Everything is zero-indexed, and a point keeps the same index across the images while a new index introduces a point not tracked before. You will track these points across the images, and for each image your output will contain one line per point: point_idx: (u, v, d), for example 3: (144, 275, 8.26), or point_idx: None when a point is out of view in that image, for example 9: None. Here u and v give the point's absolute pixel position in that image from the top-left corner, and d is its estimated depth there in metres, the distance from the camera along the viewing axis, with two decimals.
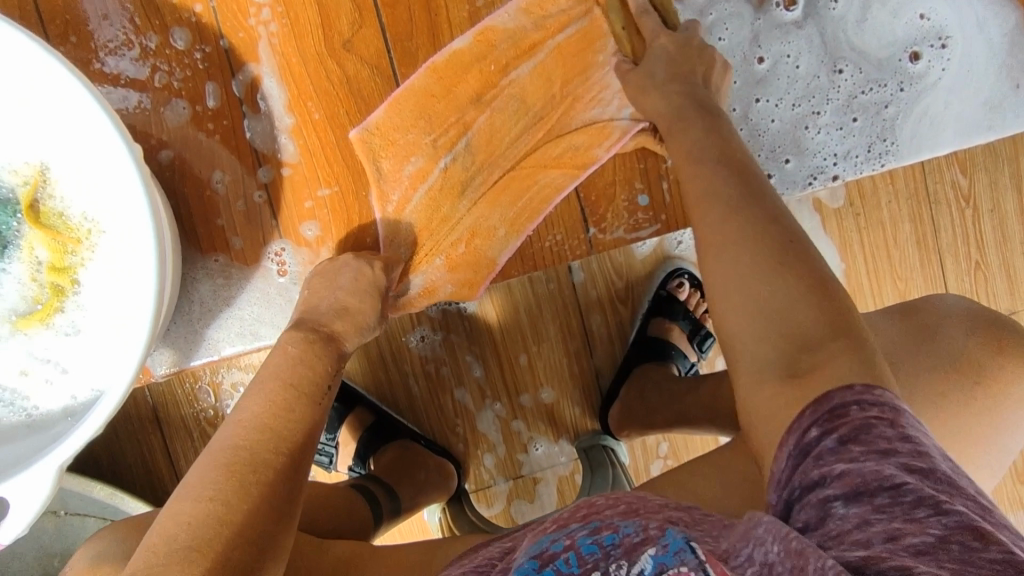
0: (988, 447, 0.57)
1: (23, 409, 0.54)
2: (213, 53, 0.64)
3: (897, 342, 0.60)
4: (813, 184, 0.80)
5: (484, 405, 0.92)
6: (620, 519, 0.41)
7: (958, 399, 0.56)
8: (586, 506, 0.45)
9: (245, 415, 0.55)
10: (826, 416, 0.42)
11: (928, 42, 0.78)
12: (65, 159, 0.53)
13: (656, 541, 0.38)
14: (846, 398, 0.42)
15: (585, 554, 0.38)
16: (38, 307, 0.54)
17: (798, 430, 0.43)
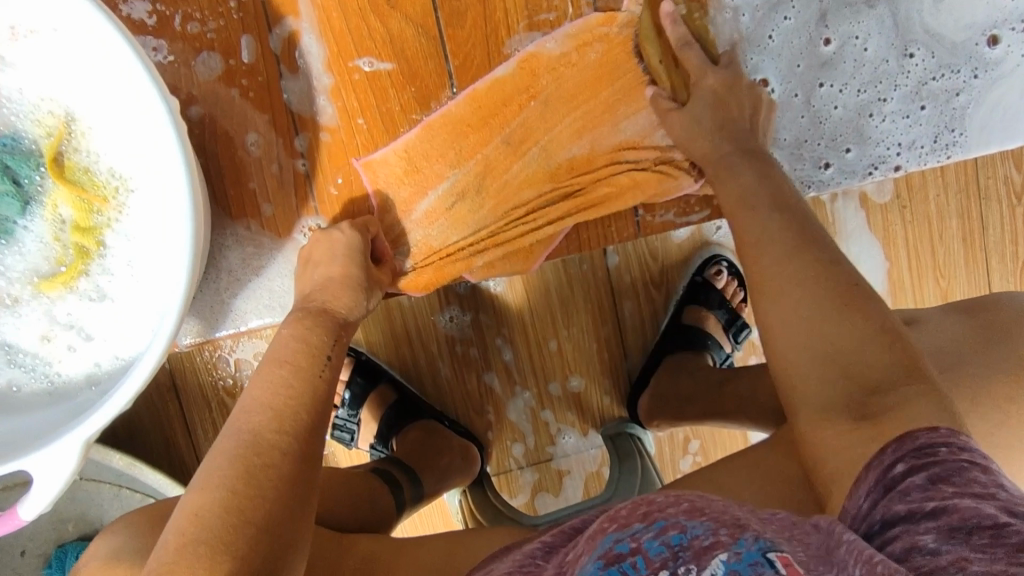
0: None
1: (45, 375, 0.51)
2: (249, 3, 0.60)
3: (961, 340, 0.54)
4: (873, 174, 0.75)
5: (514, 391, 0.89)
6: (688, 517, 0.36)
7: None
8: (644, 501, 0.39)
9: (245, 402, 0.50)
10: (912, 454, 0.38)
11: (1008, 25, 0.73)
12: (92, 110, 0.50)
13: (728, 546, 0.34)
14: (933, 438, 0.38)
15: (653, 554, 0.34)
16: (61, 269, 0.51)
17: (887, 465, 0.38)
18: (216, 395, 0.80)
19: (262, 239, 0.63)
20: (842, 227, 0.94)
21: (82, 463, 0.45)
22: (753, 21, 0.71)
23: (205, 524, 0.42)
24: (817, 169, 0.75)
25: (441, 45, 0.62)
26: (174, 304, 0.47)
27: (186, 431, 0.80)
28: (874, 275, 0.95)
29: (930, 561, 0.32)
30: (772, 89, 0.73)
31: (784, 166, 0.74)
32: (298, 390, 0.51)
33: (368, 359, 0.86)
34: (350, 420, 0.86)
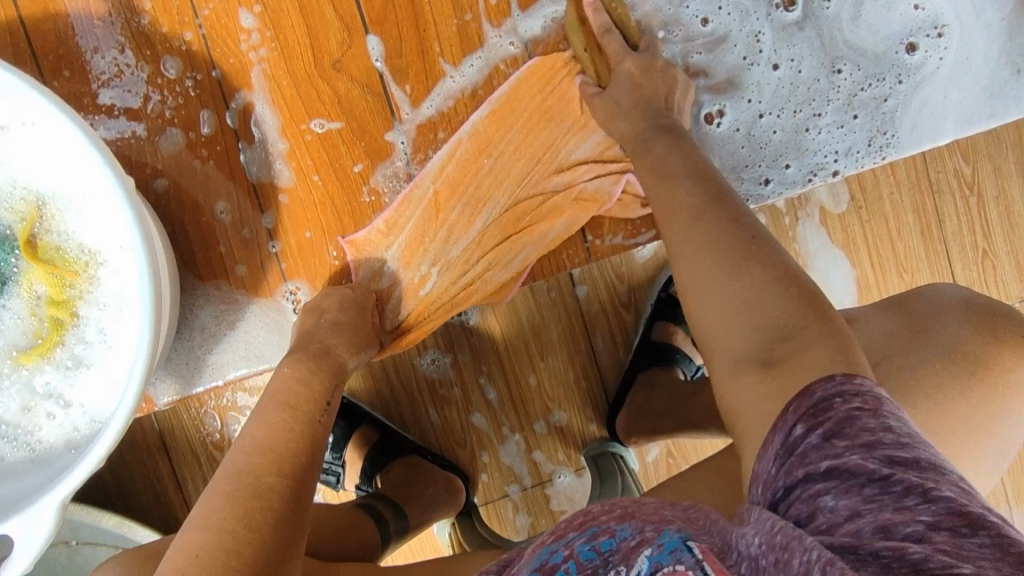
0: (1006, 438, 0.55)
1: (27, 444, 0.54)
2: (204, 80, 0.64)
3: (889, 336, 0.57)
4: (812, 181, 0.79)
5: (506, 436, 0.92)
6: (618, 521, 0.41)
7: (963, 389, 0.54)
8: (582, 514, 0.43)
9: (246, 440, 0.53)
10: (809, 413, 0.41)
11: (924, 33, 0.77)
12: (60, 193, 0.54)
13: (652, 541, 0.38)
14: (828, 392, 0.41)
15: (584, 561, 0.38)
16: (38, 341, 0.54)
17: (782, 425, 0.42)
18: (205, 450, 0.82)
19: (232, 299, 0.67)
20: (807, 248, 0.97)
21: (60, 524, 0.48)
22: (697, 32, 0.76)
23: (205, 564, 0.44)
24: (757, 185, 0.78)
25: (388, 101, 0.67)
26: (143, 365, 0.50)
27: (177, 487, 0.82)
28: (839, 278, 0.98)
29: (831, 518, 0.36)
30: (724, 112, 0.77)
31: (728, 182, 0.78)
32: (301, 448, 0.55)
33: (351, 404, 0.88)
34: (335, 463, 0.88)
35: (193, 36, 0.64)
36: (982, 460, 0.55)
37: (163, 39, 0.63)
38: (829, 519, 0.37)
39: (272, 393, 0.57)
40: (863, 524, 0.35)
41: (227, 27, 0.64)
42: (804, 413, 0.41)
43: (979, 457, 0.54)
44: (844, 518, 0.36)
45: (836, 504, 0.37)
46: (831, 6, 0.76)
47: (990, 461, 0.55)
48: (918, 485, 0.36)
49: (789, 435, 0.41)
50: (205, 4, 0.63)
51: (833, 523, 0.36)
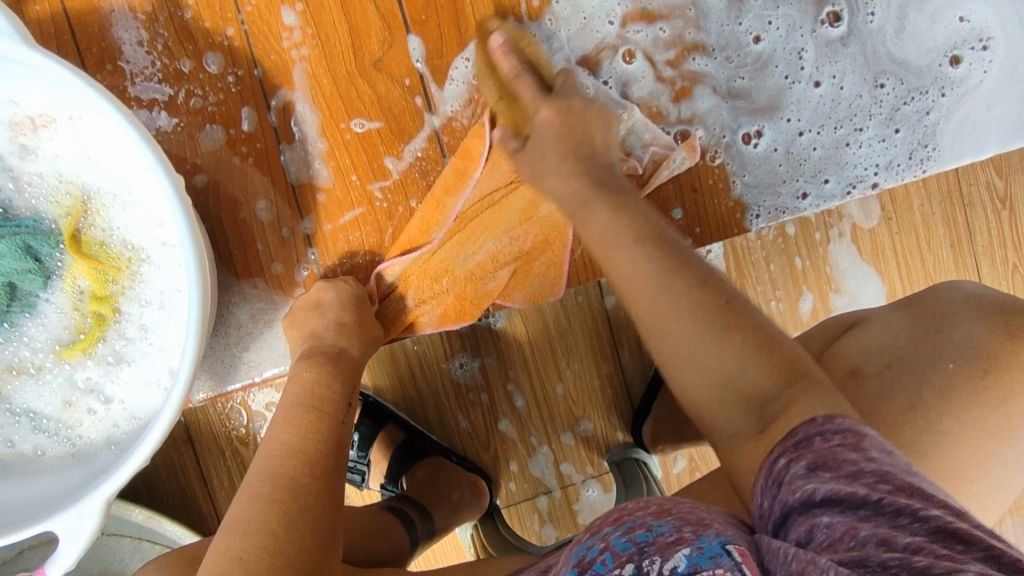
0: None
1: (68, 438, 0.54)
2: (245, 77, 0.64)
3: (903, 336, 0.57)
4: (851, 194, 0.77)
5: (535, 447, 0.92)
6: (656, 518, 0.43)
7: (997, 406, 0.53)
8: (616, 509, 0.46)
9: (271, 442, 0.54)
10: (792, 449, 0.44)
11: (968, 45, 0.77)
12: (105, 189, 0.53)
13: (690, 542, 0.40)
14: (809, 431, 0.44)
15: (619, 551, 0.40)
16: (80, 336, 0.54)
17: (773, 463, 0.44)
18: (230, 444, 0.82)
19: (270, 297, 0.66)
20: (837, 266, 0.96)
21: (104, 521, 0.48)
22: (747, 54, 0.74)
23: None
24: (795, 198, 0.76)
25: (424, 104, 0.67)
26: (189, 363, 0.50)
27: (202, 481, 0.83)
28: (869, 293, 0.97)
29: (830, 534, 0.38)
30: (762, 134, 0.74)
31: (764, 194, 0.75)
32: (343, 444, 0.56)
33: (375, 402, 0.88)
34: (360, 461, 0.88)
35: (235, 32, 0.63)
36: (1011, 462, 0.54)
37: (205, 35, 0.63)
38: (828, 535, 0.38)
39: (291, 400, 0.58)
40: (864, 536, 0.37)
41: (270, 25, 0.64)
42: (787, 450, 0.44)
43: (1015, 475, 0.54)
44: (841, 534, 0.37)
45: (832, 521, 0.38)
46: (875, 20, 0.76)
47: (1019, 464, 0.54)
48: (907, 506, 0.38)
49: (775, 468, 0.44)
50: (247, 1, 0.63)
51: (833, 539, 0.38)
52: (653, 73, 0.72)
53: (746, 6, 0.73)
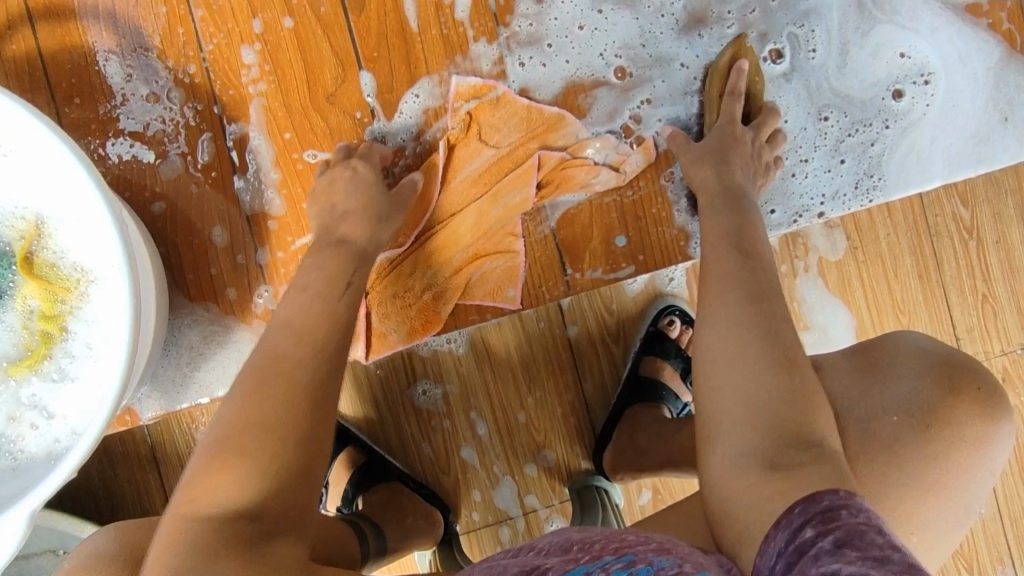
0: (969, 492, 0.54)
1: (11, 452, 0.56)
2: (204, 110, 0.68)
3: (849, 386, 0.57)
4: (798, 222, 0.80)
5: (499, 478, 0.92)
6: (655, 554, 0.45)
7: (922, 446, 0.54)
8: (615, 539, 0.48)
9: (227, 424, 0.52)
10: (817, 517, 0.42)
11: (910, 80, 0.80)
12: (58, 213, 0.56)
13: None
14: (835, 502, 0.42)
15: None
16: (28, 353, 0.57)
17: (796, 530, 0.42)
18: None
19: (222, 320, 0.68)
20: (804, 300, 0.97)
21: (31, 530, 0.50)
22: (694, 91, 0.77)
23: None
24: None
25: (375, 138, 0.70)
26: None
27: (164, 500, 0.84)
28: (837, 324, 0.97)
29: None
30: None
31: None
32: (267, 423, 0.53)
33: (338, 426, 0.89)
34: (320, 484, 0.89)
35: (196, 69, 0.67)
36: (948, 512, 0.54)
37: (168, 71, 0.67)
38: None
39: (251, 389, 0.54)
40: None
41: (230, 62, 0.68)
42: (811, 518, 0.42)
43: (941, 509, 0.54)
44: None
45: None
46: (817, 56, 0.79)
47: (955, 514, 0.54)
48: None
49: (797, 535, 0.42)
50: (210, 39, 0.67)
51: None
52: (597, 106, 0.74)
53: (693, 39, 0.76)
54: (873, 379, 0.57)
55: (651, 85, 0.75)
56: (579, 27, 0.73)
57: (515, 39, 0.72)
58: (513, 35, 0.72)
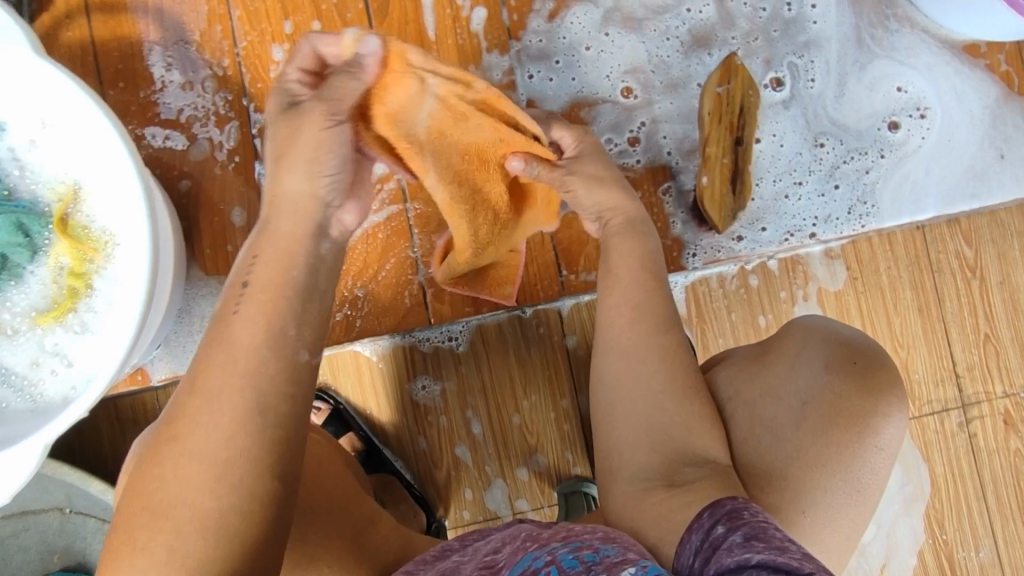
0: (861, 471, 0.56)
1: (30, 396, 0.61)
2: (234, 99, 0.74)
3: (744, 369, 0.62)
4: (790, 241, 0.82)
5: (490, 480, 0.91)
6: (602, 543, 0.50)
7: (810, 424, 0.56)
8: (565, 530, 0.54)
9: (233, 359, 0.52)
10: (726, 517, 0.48)
11: (906, 113, 0.83)
12: (93, 180, 0.62)
13: (633, 561, 0.46)
14: (739, 505, 0.49)
15: (565, 566, 0.46)
16: (55, 305, 0.62)
17: (710, 532, 0.48)
18: None
19: None
20: None
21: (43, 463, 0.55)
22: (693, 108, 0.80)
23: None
24: (731, 239, 0.80)
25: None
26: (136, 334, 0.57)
27: None
28: None
29: None
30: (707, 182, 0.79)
31: (704, 235, 0.79)
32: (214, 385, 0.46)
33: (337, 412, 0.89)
34: None
35: (230, 62, 0.74)
36: (838, 488, 0.56)
37: (205, 63, 0.74)
38: None
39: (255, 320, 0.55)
40: None
41: (261, 58, 0.74)
42: (721, 518, 0.48)
43: (829, 487, 0.55)
44: None
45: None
46: (816, 86, 0.83)
47: (846, 491, 0.56)
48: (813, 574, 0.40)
49: (711, 533, 0.48)
50: (244, 36, 0.74)
51: None
52: (601, 119, 0.78)
53: (699, 59, 0.80)
54: (765, 361, 0.61)
55: (652, 105, 0.79)
56: (587, 47, 0.78)
57: (526, 53, 0.78)
58: (524, 49, 0.77)
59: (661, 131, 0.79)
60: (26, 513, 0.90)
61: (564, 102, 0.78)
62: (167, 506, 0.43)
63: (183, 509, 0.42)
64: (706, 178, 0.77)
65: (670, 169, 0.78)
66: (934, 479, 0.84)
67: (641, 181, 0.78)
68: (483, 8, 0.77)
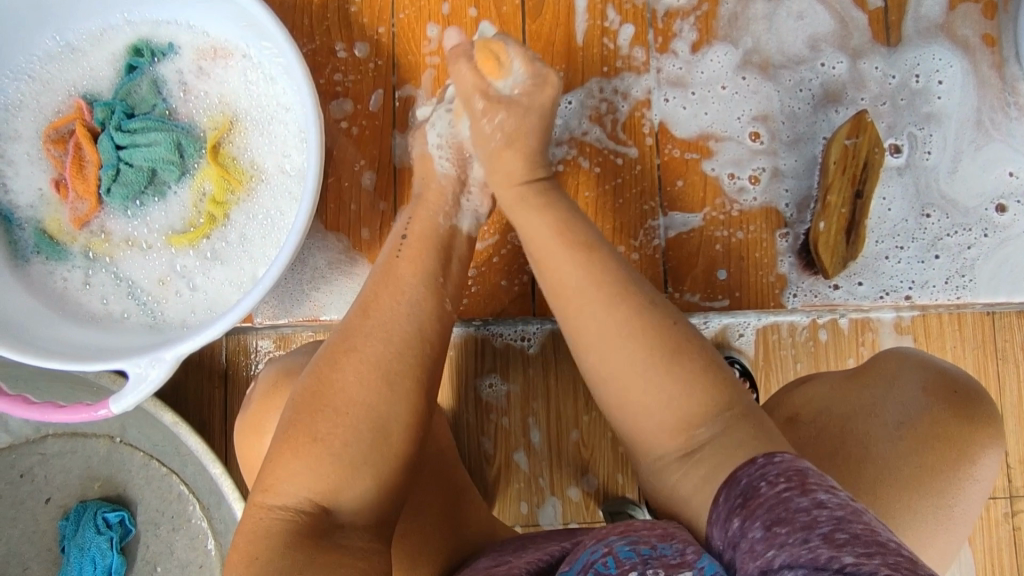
0: (956, 510, 0.56)
1: (152, 311, 0.66)
2: (383, 66, 0.76)
3: (842, 386, 0.61)
4: (884, 299, 0.81)
5: (543, 496, 0.84)
6: (659, 539, 0.43)
7: (913, 456, 0.56)
8: (625, 523, 0.47)
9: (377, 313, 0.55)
10: (741, 500, 0.42)
11: (1015, 197, 0.83)
12: (249, 118, 0.69)
13: (692, 564, 0.40)
14: (751, 477, 0.43)
15: (622, 558, 0.41)
16: (190, 229, 0.68)
17: (727, 520, 0.42)
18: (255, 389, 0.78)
19: (349, 252, 0.75)
20: None
21: (169, 376, 0.58)
22: (812, 154, 0.81)
23: (328, 476, 0.48)
24: (829, 286, 0.81)
25: (559, 133, 0.79)
26: (277, 271, 0.58)
27: (224, 419, 0.79)
28: None
29: None
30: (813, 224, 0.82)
31: (805, 277, 0.80)
32: (385, 312, 0.56)
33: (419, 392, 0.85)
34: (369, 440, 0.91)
35: (384, 31, 0.76)
36: (930, 514, 0.55)
37: (361, 28, 0.76)
38: None
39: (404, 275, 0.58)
40: None
41: (415, 34, 0.76)
42: (736, 502, 0.43)
43: (928, 518, 0.55)
44: None
45: None
46: (931, 158, 0.83)
47: (936, 515, 0.55)
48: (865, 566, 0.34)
49: (728, 524, 0.42)
50: (402, 10, 0.76)
51: None
52: (724, 150, 0.81)
53: (827, 115, 0.82)
54: (860, 379, 0.61)
55: (776, 156, 0.81)
56: (723, 86, 0.81)
57: (664, 77, 0.80)
58: (663, 72, 0.80)
59: (777, 173, 0.81)
60: (76, 434, 0.86)
61: (690, 128, 0.80)
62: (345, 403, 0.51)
63: (356, 409, 0.50)
64: (823, 224, 0.79)
65: (781, 213, 0.80)
66: (974, 564, 0.82)
67: (755, 216, 0.80)
68: (631, 25, 0.80)
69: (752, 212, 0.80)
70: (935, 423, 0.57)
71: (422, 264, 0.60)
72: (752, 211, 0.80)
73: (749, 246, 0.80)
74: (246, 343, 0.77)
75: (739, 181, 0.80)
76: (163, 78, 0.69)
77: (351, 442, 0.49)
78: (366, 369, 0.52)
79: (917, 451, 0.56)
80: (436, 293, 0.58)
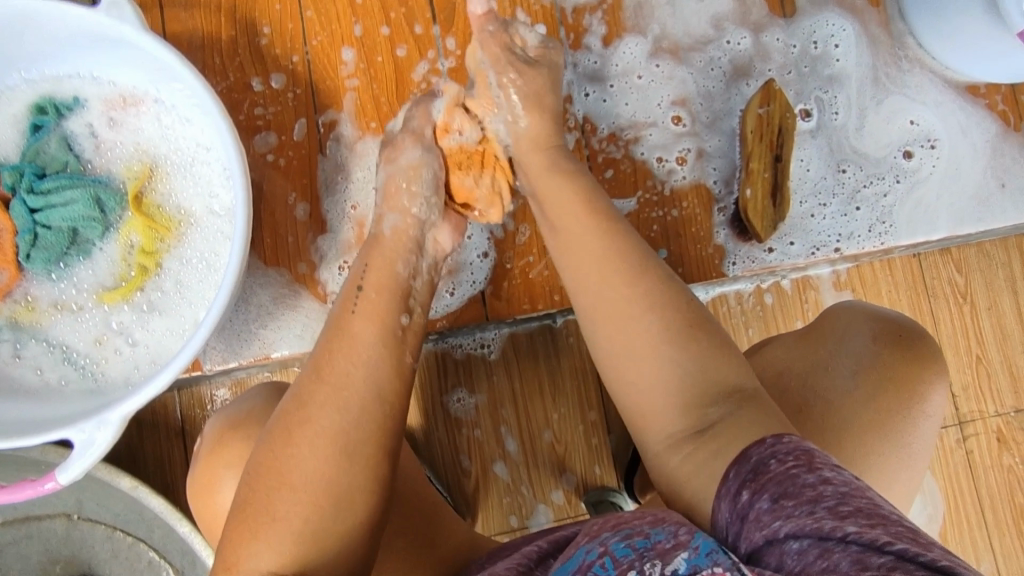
0: (910, 440, 0.59)
1: (93, 375, 0.64)
2: (302, 94, 0.75)
3: (795, 346, 0.64)
4: (816, 255, 0.85)
5: (524, 499, 0.84)
6: (652, 527, 0.44)
7: (865, 399, 0.59)
8: (616, 517, 0.48)
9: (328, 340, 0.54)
10: (750, 475, 0.43)
11: (918, 143, 0.89)
12: (170, 163, 0.67)
13: (687, 544, 0.41)
14: (763, 453, 0.44)
15: (620, 556, 0.42)
16: (122, 283, 0.65)
17: (736, 496, 0.43)
18: None
19: (293, 285, 0.73)
20: None
21: (118, 438, 0.55)
22: (731, 127, 0.85)
23: (291, 549, 0.48)
24: (764, 251, 0.84)
25: None
26: (218, 313, 0.57)
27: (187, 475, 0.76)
28: None
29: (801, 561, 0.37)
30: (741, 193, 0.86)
31: (741, 245, 0.84)
32: (337, 367, 0.54)
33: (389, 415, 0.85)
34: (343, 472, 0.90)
35: (299, 59, 0.75)
36: (889, 452, 0.58)
37: (274, 59, 0.75)
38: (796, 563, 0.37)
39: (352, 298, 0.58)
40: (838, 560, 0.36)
41: (330, 58, 0.76)
42: (745, 477, 0.44)
43: (885, 453, 0.58)
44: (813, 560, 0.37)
45: (802, 546, 0.38)
46: (839, 118, 0.88)
47: (896, 453, 0.58)
48: (874, 538, 0.36)
49: (737, 500, 0.43)
50: (314, 36, 0.76)
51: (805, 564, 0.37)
52: (648, 134, 0.83)
53: (739, 89, 0.86)
54: (812, 338, 0.63)
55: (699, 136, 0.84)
56: (638, 75, 0.84)
57: (581, 71, 0.83)
58: (579, 68, 0.83)
59: (700, 149, 0.84)
60: (29, 517, 0.81)
61: (612, 117, 0.83)
62: (298, 476, 0.50)
63: (320, 481, 0.50)
64: (749, 191, 0.82)
65: (709, 186, 0.83)
66: (938, 489, 0.86)
67: (685, 193, 0.83)
68: (543, 25, 0.82)
69: (682, 189, 0.83)
70: (882, 367, 0.60)
71: (368, 284, 0.59)
72: (682, 188, 0.83)
73: (683, 224, 0.83)
74: (200, 393, 0.75)
75: (666, 162, 0.83)
76: (72, 133, 0.67)
77: (313, 517, 0.49)
78: (321, 439, 0.51)
79: (869, 395, 0.59)
80: (388, 310, 0.58)
